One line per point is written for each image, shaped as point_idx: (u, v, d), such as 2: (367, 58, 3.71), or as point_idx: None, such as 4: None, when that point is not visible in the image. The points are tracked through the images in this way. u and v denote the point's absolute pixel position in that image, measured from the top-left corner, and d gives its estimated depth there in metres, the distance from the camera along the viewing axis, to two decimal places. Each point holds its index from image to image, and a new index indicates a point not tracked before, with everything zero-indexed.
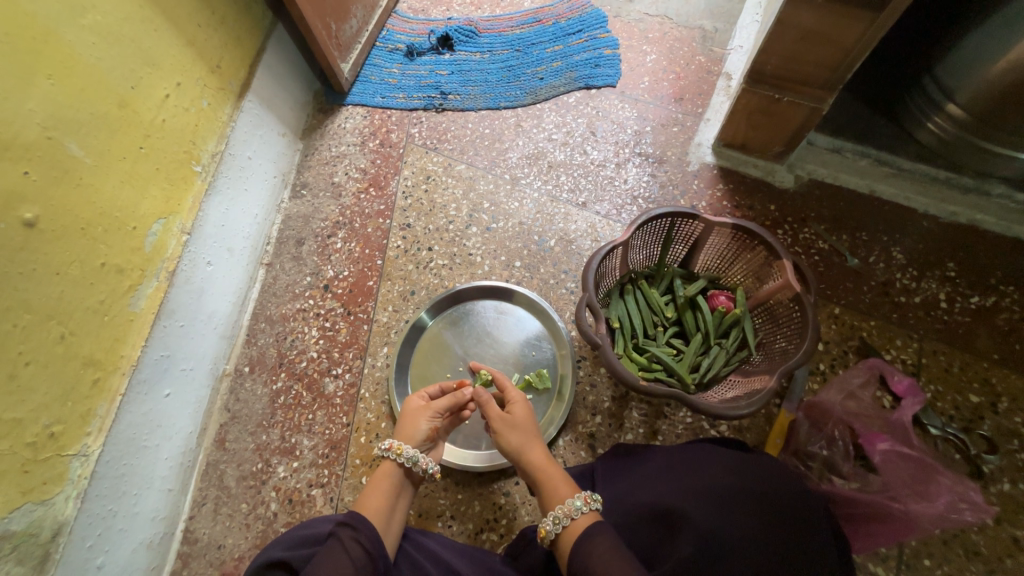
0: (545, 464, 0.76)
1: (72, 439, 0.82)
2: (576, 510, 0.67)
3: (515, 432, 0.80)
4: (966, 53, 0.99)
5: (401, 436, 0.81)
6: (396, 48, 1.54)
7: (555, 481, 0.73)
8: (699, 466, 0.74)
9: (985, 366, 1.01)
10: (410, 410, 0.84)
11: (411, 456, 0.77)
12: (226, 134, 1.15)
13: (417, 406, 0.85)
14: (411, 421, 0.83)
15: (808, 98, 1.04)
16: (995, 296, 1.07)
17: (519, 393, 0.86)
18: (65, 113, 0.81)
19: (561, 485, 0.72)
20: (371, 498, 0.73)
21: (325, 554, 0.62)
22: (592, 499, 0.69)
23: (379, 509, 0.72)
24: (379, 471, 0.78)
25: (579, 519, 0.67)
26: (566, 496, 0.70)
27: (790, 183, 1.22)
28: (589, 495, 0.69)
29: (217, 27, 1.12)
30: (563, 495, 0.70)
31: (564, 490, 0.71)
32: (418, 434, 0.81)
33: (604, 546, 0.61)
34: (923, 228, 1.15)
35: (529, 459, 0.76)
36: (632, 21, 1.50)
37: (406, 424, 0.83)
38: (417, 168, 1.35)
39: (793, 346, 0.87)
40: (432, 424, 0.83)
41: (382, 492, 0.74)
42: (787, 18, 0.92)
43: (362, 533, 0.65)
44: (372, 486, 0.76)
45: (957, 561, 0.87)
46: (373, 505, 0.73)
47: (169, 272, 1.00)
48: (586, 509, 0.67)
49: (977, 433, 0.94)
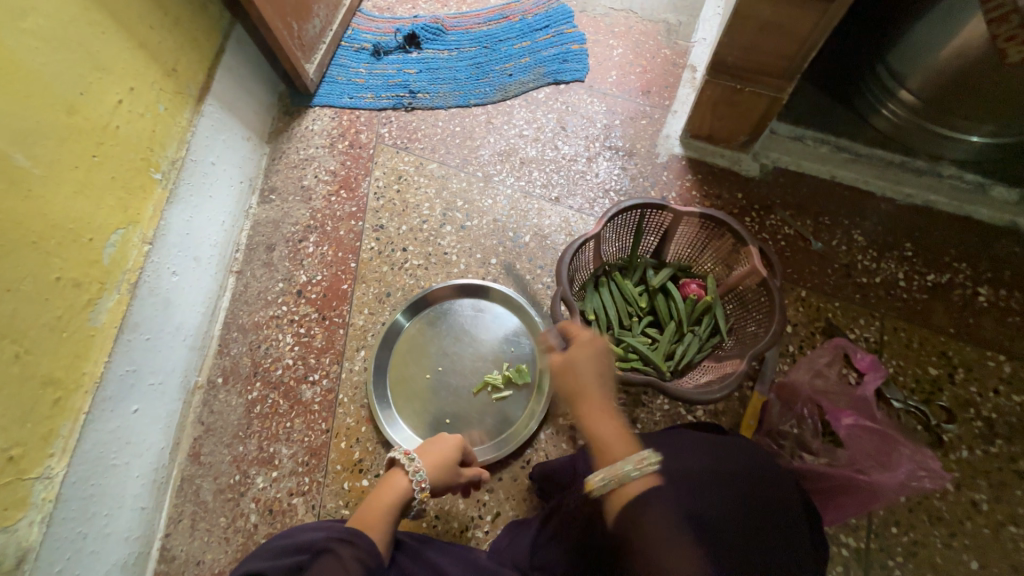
0: (601, 416, 0.71)
1: (33, 462, 0.79)
2: (628, 475, 0.64)
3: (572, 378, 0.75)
4: (914, 40, 1.04)
5: (432, 465, 0.78)
6: (362, 47, 1.52)
7: (612, 439, 0.69)
8: (682, 450, 0.75)
9: (942, 340, 1.05)
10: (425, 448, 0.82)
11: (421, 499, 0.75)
12: (187, 140, 1.12)
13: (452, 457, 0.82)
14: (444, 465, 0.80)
15: (767, 87, 1.07)
16: (949, 272, 1.12)
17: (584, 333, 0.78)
18: (8, 122, 0.77)
19: (616, 442, 0.68)
20: (381, 499, 0.72)
21: (323, 570, 0.59)
22: (649, 461, 0.65)
23: (381, 516, 0.70)
24: (397, 473, 0.75)
25: (637, 479, 0.64)
26: (621, 455, 0.67)
27: (755, 171, 1.25)
28: (644, 458, 0.65)
29: (171, 29, 1.08)
30: (618, 454, 0.67)
31: (619, 450, 0.67)
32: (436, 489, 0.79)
33: (658, 515, 0.62)
34: (882, 211, 1.19)
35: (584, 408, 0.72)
36: (598, 16, 1.52)
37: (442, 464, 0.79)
38: (388, 168, 1.34)
39: (762, 330, 0.90)
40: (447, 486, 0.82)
41: (391, 499, 0.72)
42: (743, 10, 0.95)
43: (361, 549, 0.63)
44: (386, 486, 0.74)
45: (922, 527, 0.91)
46: (377, 510, 0.71)
47: (131, 283, 0.97)
48: (641, 474, 0.64)
49: (937, 404, 0.99)
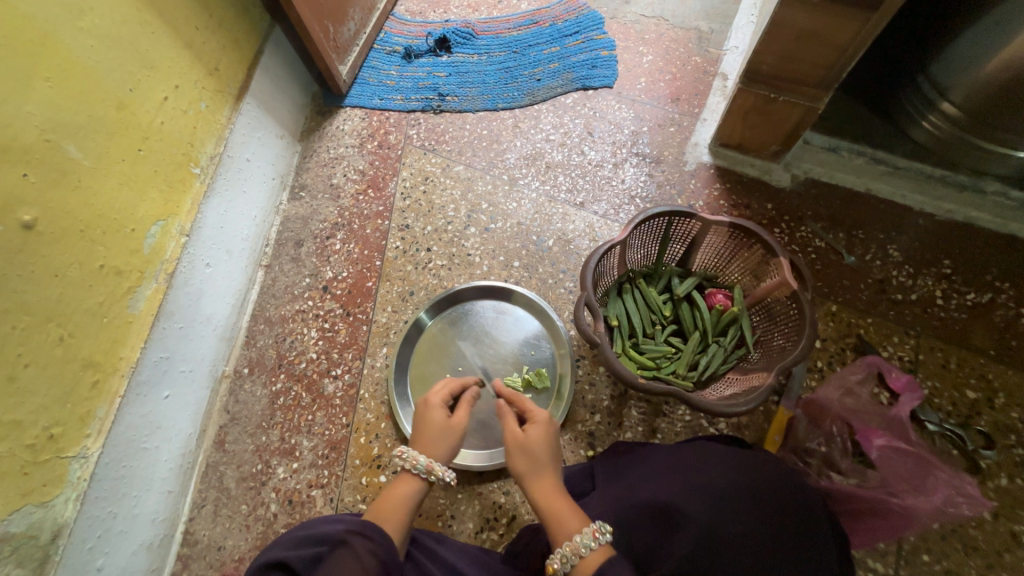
0: (548, 495, 0.69)
1: (71, 441, 0.82)
2: (584, 546, 0.61)
3: (526, 449, 0.73)
4: (959, 50, 1.00)
5: (424, 449, 0.75)
6: (394, 50, 1.54)
7: (558, 511, 0.67)
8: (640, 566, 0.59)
9: (981, 362, 1.01)
10: (429, 424, 0.78)
11: (447, 476, 0.75)
12: (225, 136, 1.16)
13: (440, 418, 0.79)
14: (435, 436, 0.77)
15: (803, 97, 1.04)
16: (990, 292, 1.08)
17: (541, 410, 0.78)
18: (62, 115, 0.81)
19: (571, 516, 0.65)
20: (391, 511, 0.70)
21: (337, 562, 0.61)
22: (603, 530, 0.62)
23: (397, 521, 0.70)
24: (398, 488, 0.72)
25: (592, 553, 0.61)
26: (574, 529, 0.64)
27: (786, 182, 1.23)
28: (599, 528, 0.62)
29: (216, 30, 1.12)
30: (573, 528, 0.64)
31: (571, 523, 0.65)
32: (450, 451, 0.77)
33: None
34: (920, 226, 1.16)
35: (537, 479, 0.70)
36: (628, 23, 1.51)
37: (433, 438, 0.77)
38: (415, 169, 1.36)
39: (790, 344, 0.88)
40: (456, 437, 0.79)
41: (404, 506, 0.71)
42: (780, 18, 0.93)
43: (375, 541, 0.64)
44: (388, 504, 0.71)
45: (956, 556, 0.87)
46: (389, 515, 0.70)
47: (168, 273, 1.01)
48: (596, 544, 0.61)
49: (975, 429, 0.95)
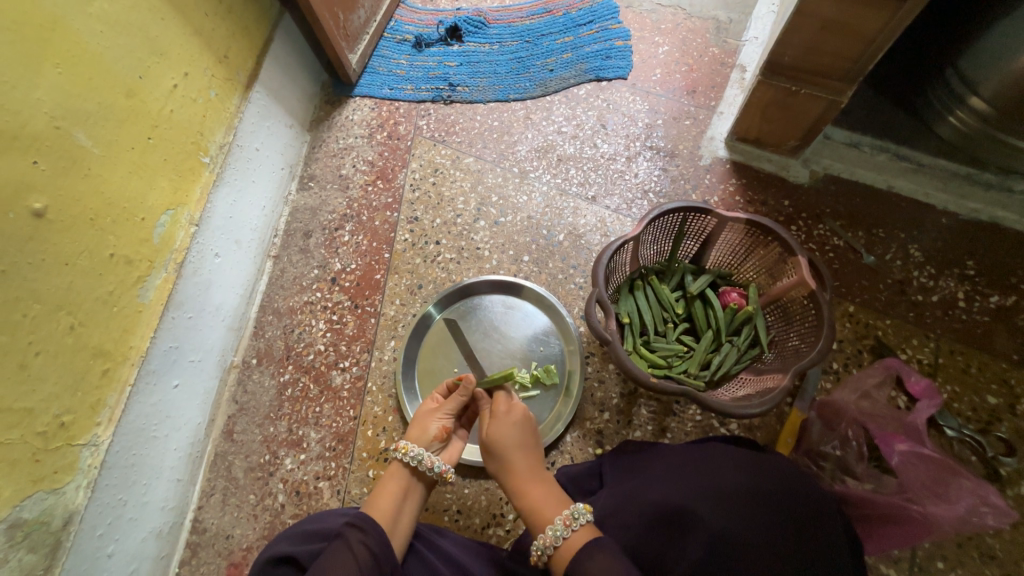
0: (520, 489, 0.71)
1: (82, 429, 0.83)
2: (557, 537, 0.64)
3: (495, 448, 0.75)
4: (991, 43, 0.95)
5: (410, 436, 0.80)
6: (404, 39, 1.52)
7: (533, 504, 0.69)
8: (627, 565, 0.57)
9: (1003, 368, 0.99)
10: (420, 414, 0.84)
11: (417, 455, 0.75)
12: (235, 125, 1.15)
13: (427, 407, 0.84)
14: (421, 422, 0.82)
15: (826, 90, 1.01)
16: (1015, 295, 1.05)
17: (507, 403, 0.80)
18: (72, 102, 0.81)
19: (548, 505, 0.68)
20: (381, 500, 0.72)
21: (333, 554, 0.61)
22: (576, 516, 0.65)
23: (388, 510, 0.71)
24: (387, 473, 0.77)
25: (571, 537, 0.64)
26: (549, 519, 0.66)
27: (804, 178, 1.20)
28: (570, 514, 0.65)
29: (225, 17, 1.10)
30: (549, 517, 0.67)
31: (548, 512, 0.67)
32: (426, 433, 0.79)
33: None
34: (943, 225, 1.12)
35: (509, 476, 0.73)
36: (644, 12, 1.47)
37: (416, 424, 0.82)
38: (425, 160, 1.34)
39: (806, 345, 0.86)
40: (442, 424, 0.81)
41: (391, 492, 0.73)
42: (805, 8, 0.89)
43: (370, 536, 0.63)
44: (379, 490, 0.74)
45: (971, 564, 0.85)
46: (381, 506, 0.71)
47: (178, 263, 1.00)
48: (569, 531, 0.64)
49: (995, 435, 0.93)
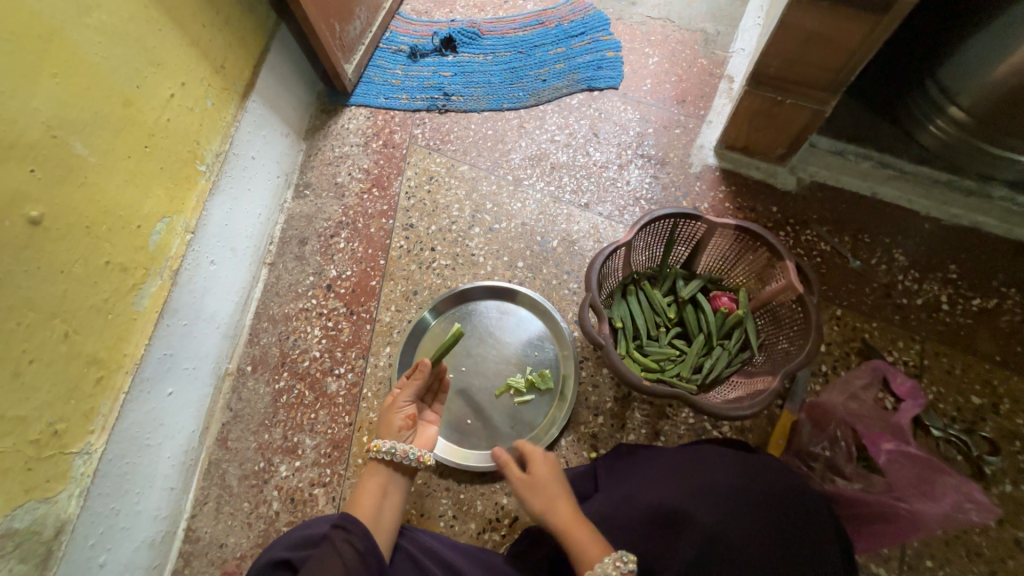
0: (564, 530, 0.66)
1: (75, 438, 0.82)
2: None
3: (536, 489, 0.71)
4: (968, 56, 0.99)
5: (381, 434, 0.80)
6: (399, 49, 1.54)
7: (579, 546, 0.64)
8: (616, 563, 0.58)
9: (987, 369, 1.01)
10: (384, 409, 0.85)
11: (389, 449, 0.75)
12: (231, 134, 1.16)
13: (389, 401, 0.85)
14: (387, 416, 0.83)
15: (810, 99, 1.04)
16: (997, 298, 1.08)
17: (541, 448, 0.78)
18: (69, 111, 0.81)
19: (593, 546, 0.64)
20: (361, 500, 0.72)
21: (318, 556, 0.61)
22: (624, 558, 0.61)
23: (370, 509, 0.71)
24: (365, 475, 0.77)
25: None
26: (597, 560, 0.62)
27: (792, 185, 1.23)
28: (619, 556, 0.61)
29: (222, 28, 1.12)
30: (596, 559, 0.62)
31: (594, 554, 0.63)
32: (393, 425, 0.80)
33: None
34: (926, 230, 1.16)
35: (552, 517, 0.68)
36: (634, 24, 1.51)
37: (383, 420, 0.82)
38: (420, 168, 1.36)
39: (795, 348, 0.88)
40: (405, 412, 0.83)
41: (371, 491, 0.73)
42: (789, 22, 0.93)
43: (354, 534, 0.64)
44: (359, 492, 0.74)
45: (960, 562, 0.87)
46: (364, 506, 0.71)
47: (173, 271, 1.01)
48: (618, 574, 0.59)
49: (979, 435, 0.95)
